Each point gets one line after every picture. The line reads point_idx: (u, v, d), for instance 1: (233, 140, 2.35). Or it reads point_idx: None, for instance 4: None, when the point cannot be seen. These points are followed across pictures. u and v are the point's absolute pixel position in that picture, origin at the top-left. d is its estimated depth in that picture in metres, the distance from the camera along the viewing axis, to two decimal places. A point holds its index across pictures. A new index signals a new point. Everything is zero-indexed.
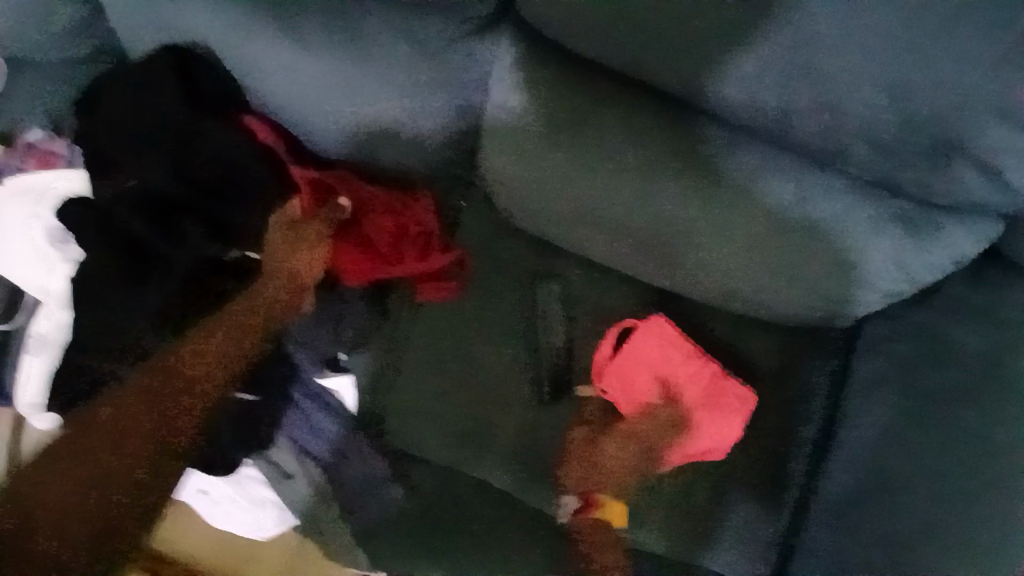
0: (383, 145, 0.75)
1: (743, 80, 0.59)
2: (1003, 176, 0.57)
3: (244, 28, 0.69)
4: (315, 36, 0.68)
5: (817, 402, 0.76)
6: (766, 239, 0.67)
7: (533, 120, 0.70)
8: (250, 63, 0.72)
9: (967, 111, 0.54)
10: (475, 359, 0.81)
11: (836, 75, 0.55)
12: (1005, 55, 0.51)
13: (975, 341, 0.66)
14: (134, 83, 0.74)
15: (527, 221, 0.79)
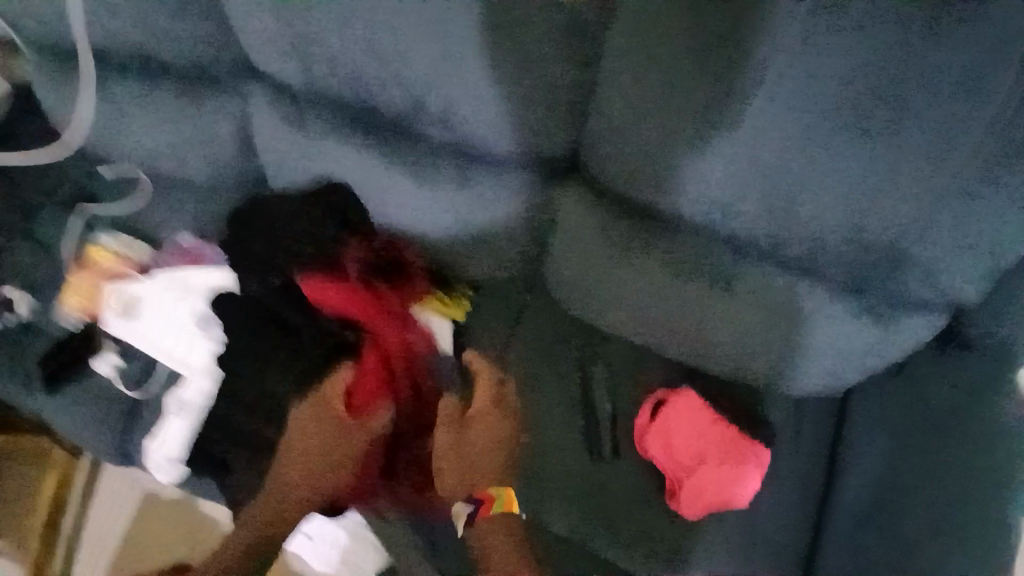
0: (466, 247, 0.99)
1: (747, 212, 0.80)
2: (945, 280, 0.77)
3: (368, 161, 0.95)
4: (432, 176, 0.94)
5: (822, 456, 0.93)
6: (769, 325, 0.88)
7: (584, 232, 0.92)
8: (371, 189, 0.98)
9: (911, 235, 0.74)
10: (537, 420, 0.99)
11: (812, 209, 0.75)
12: (939, 196, 0.70)
13: (941, 401, 0.84)
14: (288, 206, 1.00)
15: (577, 307, 1.00)
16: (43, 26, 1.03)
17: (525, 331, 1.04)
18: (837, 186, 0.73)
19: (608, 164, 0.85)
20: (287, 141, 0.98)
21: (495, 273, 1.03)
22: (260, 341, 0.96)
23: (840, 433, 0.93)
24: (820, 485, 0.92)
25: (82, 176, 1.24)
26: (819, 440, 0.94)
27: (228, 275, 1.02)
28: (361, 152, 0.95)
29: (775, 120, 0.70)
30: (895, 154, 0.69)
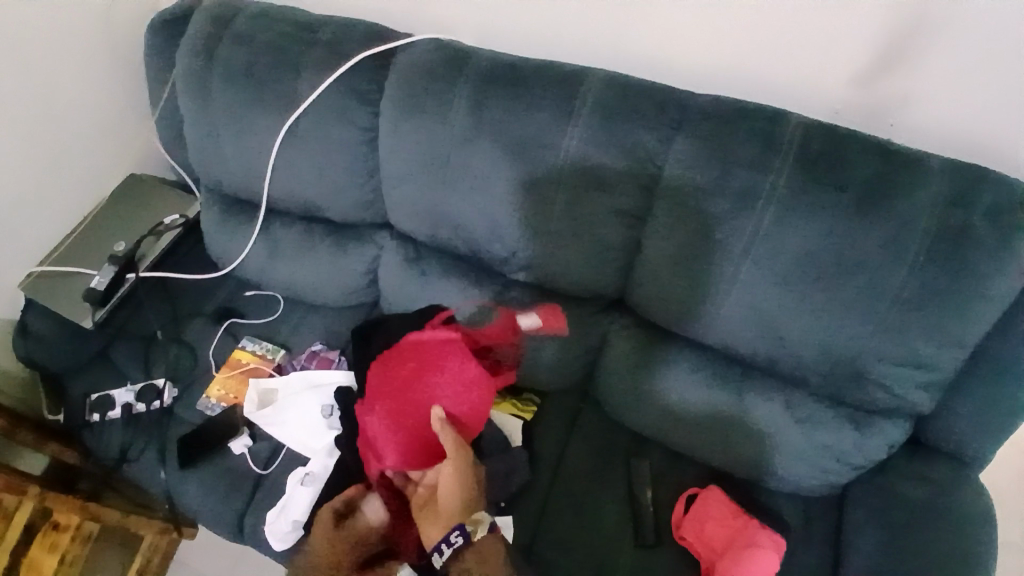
0: (532, 359, 1.28)
1: (743, 339, 1.09)
2: (900, 392, 1.02)
3: (465, 292, 1.30)
4: (515, 305, 1.27)
5: (832, 549, 1.11)
6: (772, 428, 1.12)
7: (624, 350, 1.22)
8: (462, 312, 1.31)
9: (866, 357, 1.01)
10: (592, 509, 1.18)
11: (792, 337, 1.04)
12: (883, 327, 0.98)
13: (919, 493, 1.04)
14: (401, 324, 1.31)
15: (619, 411, 1.25)
16: (235, 188, 1.43)
17: (579, 433, 1.29)
18: (814, 321, 1.01)
19: (643, 297, 1.17)
20: (409, 276, 1.35)
21: (556, 384, 1.30)
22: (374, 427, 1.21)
23: (842, 528, 1.12)
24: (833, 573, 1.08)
25: (226, 296, 1.59)
26: (829, 536, 1.12)
27: (346, 373, 1.32)
28: (463, 288, 1.30)
29: (765, 274, 1.02)
30: (850, 298, 0.98)
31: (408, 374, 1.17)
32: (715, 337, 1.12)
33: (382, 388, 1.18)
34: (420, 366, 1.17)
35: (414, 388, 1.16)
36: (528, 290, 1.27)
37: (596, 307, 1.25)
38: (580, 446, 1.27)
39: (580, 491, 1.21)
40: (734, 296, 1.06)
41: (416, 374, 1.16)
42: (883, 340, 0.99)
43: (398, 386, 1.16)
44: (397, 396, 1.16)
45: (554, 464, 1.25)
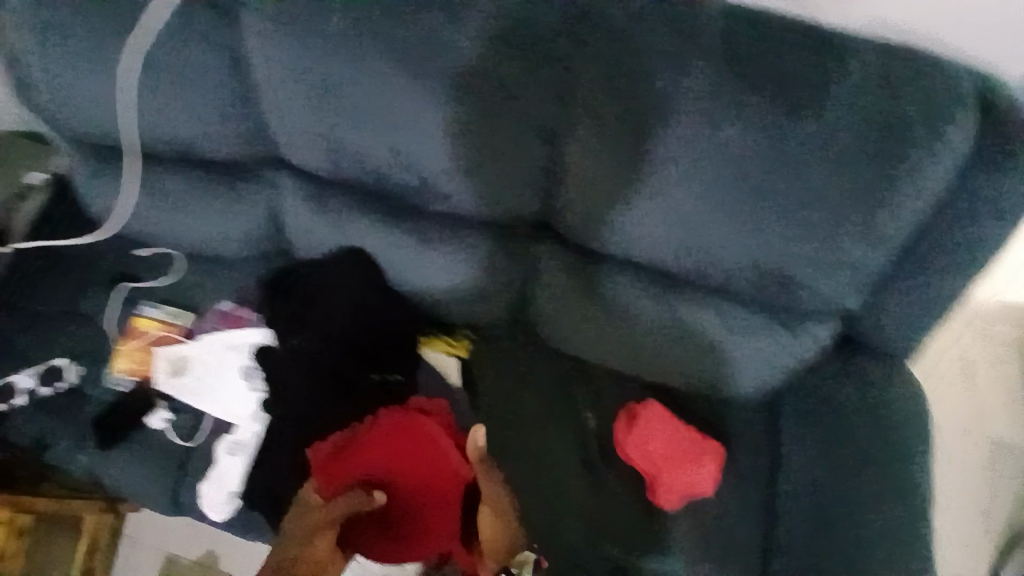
0: (462, 296, 1.20)
1: (674, 257, 1.05)
2: (827, 294, 1.01)
3: (379, 230, 1.18)
4: (437, 241, 1.16)
5: (765, 445, 1.15)
6: (708, 341, 1.10)
7: (557, 278, 1.15)
8: (379, 253, 1.20)
9: (794, 265, 0.98)
10: (537, 439, 1.17)
11: (720, 250, 1.00)
12: (811, 232, 0.94)
13: (844, 391, 1.07)
14: (317, 274, 1.19)
15: (557, 340, 1.21)
16: (97, 134, 1.22)
17: (521, 364, 1.24)
18: (744, 232, 0.96)
19: (570, 221, 1.09)
20: (315, 218, 1.20)
21: (492, 318, 1.23)
22: (307, 385, 1.12)
23: (774, 425, 1.15)
24: (766, 468, 1.13)
25: (119, 257, 1.42)
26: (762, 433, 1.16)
27: (264, 331, 1.18)
28: (380, 227, 1.18)
29: (695, 189, 0.95)
30: (781, 205, 0.93)
31: (407, 462, 1.07)
32: (650, 256, 1.07)
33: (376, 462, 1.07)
34: (423, 456, 1.08)
35: (431, 474, 1.07)
36: (449, 223, 1.16)
37: (525, 238, 1.16)
38: (520, 377, 1.22)
39: (523, 423, 1.18)
40: (665, 213, 0.99)
41: (437, 462, 1.07)
42: (813, 246, 0.95)
43: (394, 469, 1.07)
44: (388, 474, 1.07)
45: (495, 399, 1.20)
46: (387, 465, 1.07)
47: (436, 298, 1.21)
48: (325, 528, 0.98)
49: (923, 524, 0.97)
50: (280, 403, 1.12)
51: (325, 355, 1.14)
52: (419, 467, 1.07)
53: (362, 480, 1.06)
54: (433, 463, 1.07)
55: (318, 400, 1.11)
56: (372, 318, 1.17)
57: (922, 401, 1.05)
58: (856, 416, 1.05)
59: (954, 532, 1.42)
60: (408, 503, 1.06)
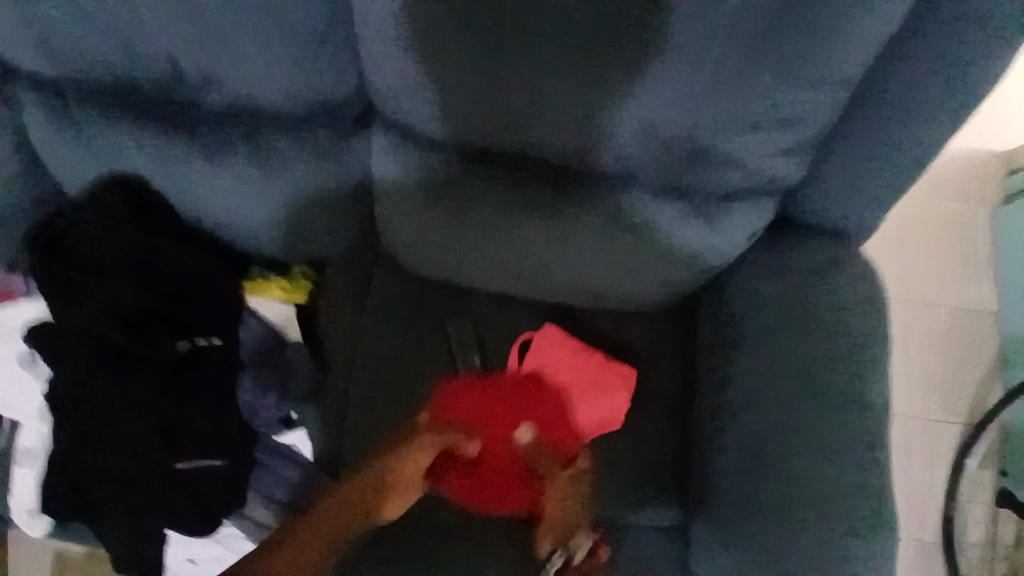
0: (282, 227, 0.88)
1: (548, 139, 0.75)
2: (750, 164, 0.74)
3: (140, 146, 0.82)
4: (221, 156, 0.82)
5: (684, 361, 0.93)
6: (609, 245, 0.82)
7: (403, 181, 0.82)
8: (156, 180, 0.85)
9: (705, 129, 0.70)
10: (409, 389, 0.90)
11: (606, 120, 0.71)
12: (729, 74, 0.65)
13: (780, 289, 0.82)
14: (76, 221, 0.87)
15: (419, 265, 0.90)
16: None
17: (377, 300, 0.94)
18: (634, 87, 0.67)
19: (402, 104, 0.77)
20: (49, 140, 0.84)
21: (333, 249, 0.93)
22: (76, 376, 0.82)
23: (693, 336, 0.92)
24: (686, 389, 0.92)
25: None
26: (679, 346, 0.94)
27: (39, 302, 0.91)
28: (144, 141, 0.82)
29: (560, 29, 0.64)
30: (685, 36, 0.62)
31: (522, 414, 0.87)
32: (515, 143, 0.77)
33: (487, 406, 0.88)
34: (542, 413, 0.87)
35: (551, 432, 0.87)
36: (230, 126, 0.81)
37: (362, 143, 0.83)
38: (376, 315, 0.93)
39: (386, 376, 0.91)
40: (518, 74, 0.68)
41: (556, 423, 0.87)
42: (728, 98, 0.67)
43: (504, 419, 0.87)
44: (498, 420, 0.87)
45: (348, 347, 0.92)
46: (504, 411, 0.87)
47: (247, 230, 0.89)
48: (402, 466, 0.84)
49: (888, 444, 0.75)
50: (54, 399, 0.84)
51: (96, 328, 0.83)
52: (541, 423, 0.87)
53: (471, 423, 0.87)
54: (556, 420, 0.87)
55: (97, 386, 0.82)
56: (167, 268, 0.87)
57: (876, 286, 0.81)
58: (799, 317, 0.80)
59: (910, 416, 1.24)
60: (514, 465, 0.86)
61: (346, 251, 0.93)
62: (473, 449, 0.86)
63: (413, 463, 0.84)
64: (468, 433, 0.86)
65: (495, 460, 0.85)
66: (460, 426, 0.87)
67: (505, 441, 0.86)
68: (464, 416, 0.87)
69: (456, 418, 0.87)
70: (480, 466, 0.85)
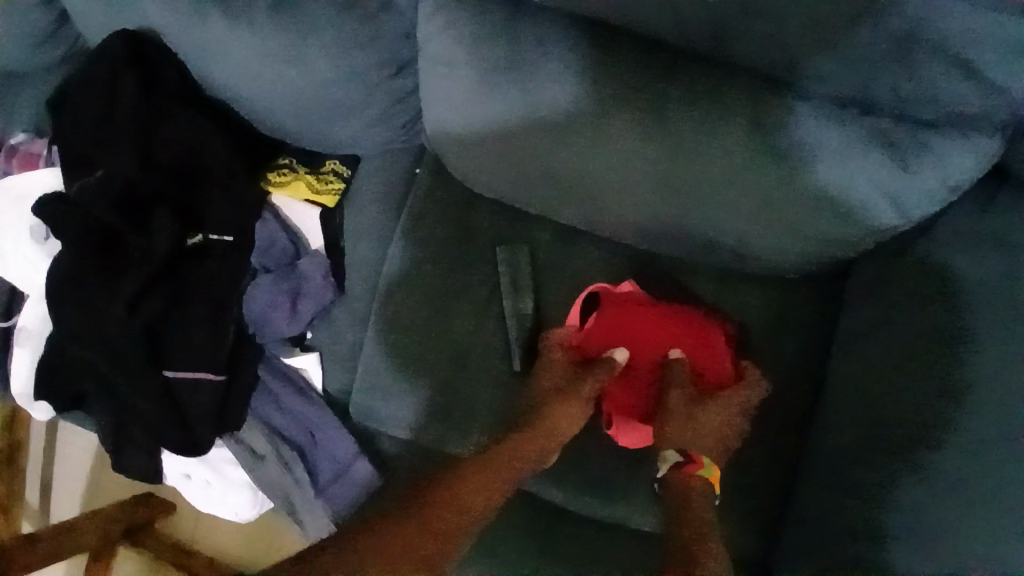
0: (316, 115, 0.71)
1: (690, 15, 0.55)
2: (984, 68, 0.50)
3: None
4: (250, 10, 0.66)
5: (799, 348, 0.71)
6: (744, 173, 0.61)
7: (472, 65, 0.62)
8: (176, 42, 0.70)
9: (925, 1, 0.50)
10: (447, 330, 0.74)
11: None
12: None
13: (976, 272, 0.58)
14: (96, 77, 0.75)
15: (477, 181, 0.73)
16: None
17: (409, 221, 0.75)
18: None
19: None
20: None
21: (372, 149, 0.75)
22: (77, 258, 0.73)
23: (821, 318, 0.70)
24: (798, 385, 0.71)
25: None
26: (795, 328, 0.72)
27: (56, 172, 0.81)
28: None
29: None
30: None
31: (656, 345, 0.70)
32: (626, 15, 0.57)
33: (617, 329, 0.70)
34: (683, 342, 0.69)
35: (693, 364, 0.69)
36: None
37: (423, 10, 0.63)
38: (415, 235, 0.74)
39: (412, 313, 0.74)
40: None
41: (701, 352, 0.69)
42: None
43: (637, 346, 0.70)
44: (632, 343, 0.70)
45: (377, 268, 0.76)
46: (654, 328, 0.69)
47: (273, 114, 0.72)
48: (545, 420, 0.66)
49: None
50: (55, 279, 0.74)
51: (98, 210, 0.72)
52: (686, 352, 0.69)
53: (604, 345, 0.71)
54: (706, 348, 0.69)
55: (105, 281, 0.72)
56: (189, 148, 0.74)
57: None
58: (985, 312, 0.57)
59: None
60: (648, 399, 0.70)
61: (392, 154, 0.77)
62: (621, 357, 0.69)
63: (573, 398, 0.67)
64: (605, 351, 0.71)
65: (630, 391, 0.70)
66: (591, 345, 0.71)
67: (648, 367, 0.71)
68: (597, 335, 0.71)
69: (587, 335, 0.72)
70: (614, 392, 0.70)
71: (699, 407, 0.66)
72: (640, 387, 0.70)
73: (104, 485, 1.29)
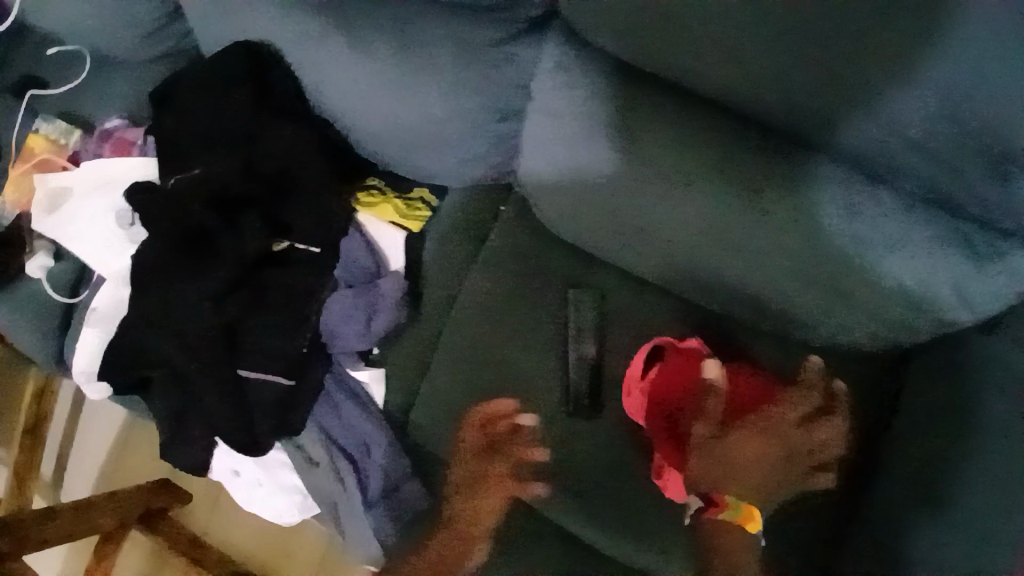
0: (413, 143, 0.75)
1: (793, 105, 0.59)
2: None
3: (285, 11, 0.72)
4: (370, 37, 0.69)
5: (855, 423, 0.73)
6: (827, 252, 0.65)
7: (584, 123, 0.69)
8: (293, 61, 0.76)
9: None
10: (512, 362, 0.77)
11: (883, 87, 0.54)
12: None
13: None
14: (205, 80, 0.79)
15: (563, 226, 0.77)
16: None
17: (491, 252, 0.80)
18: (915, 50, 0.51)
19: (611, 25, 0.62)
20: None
21: (461, 177, 0.79)
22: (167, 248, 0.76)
23: (878, 396, 0.73)
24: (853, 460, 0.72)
25: (29, 58, 1.08)
26: (853, 404, 0.73)
27: (150, 163, 0.85)
28: (288, 10, 0.71)
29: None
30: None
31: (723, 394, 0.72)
32: (732, 93, 0.62)
33: (687, 378, 0.73)
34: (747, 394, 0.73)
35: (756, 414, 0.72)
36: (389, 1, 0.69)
37: (543, 66, 0.70)
38: (496, 267, 0.79)
39: (483, 341, 0.77)
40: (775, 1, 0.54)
41: (763, 405, 0.72)
42: None
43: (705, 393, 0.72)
44: (701, 389, 0.72)
45: (457, 290, 0.81)
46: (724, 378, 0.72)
47: (373, 139, 0.77)
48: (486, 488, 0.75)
49: None
50: (140, 265, 0.77)
51: (197, 208, 0.76)
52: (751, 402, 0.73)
53: (673, 389, 0.73)
54: (769, 402, 0.72)
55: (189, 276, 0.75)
56: (285, 157, 0.78)
57: None
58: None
59: None
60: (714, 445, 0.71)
61: (485, 189, 0.82)
62: (529, 421, 0.76)
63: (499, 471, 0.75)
64: (671, 396, 0.73)
65: (695, 436, 0.72)
66: (659, 390, 0.73)
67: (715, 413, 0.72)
68: (664, 382, 0.73)
69: (655, 381, 0.73)
70: (678, 436, 0.72)
71: (766, 453, 0.70)
72: (706, 434, 0.72)
73: (125, 465, 1.30)
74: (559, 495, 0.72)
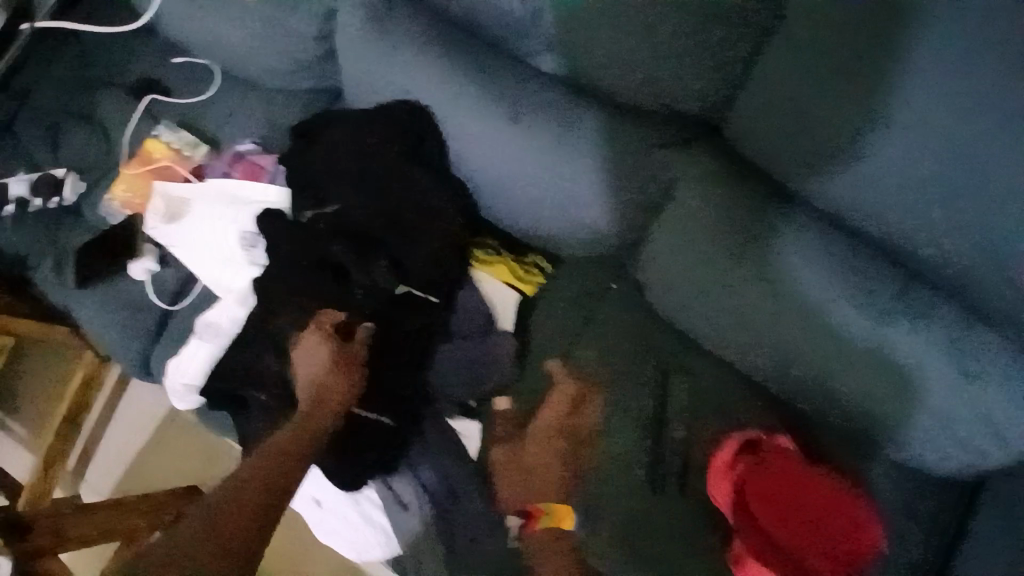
0: (544, 211, 0.81)
1: (921, 242, 0.61)
2: None
3: (451, 81, 0.80)
4: (526, 116, 0.77)
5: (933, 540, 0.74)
6: (925, 382, 0.66)
7: (707, 220, 0.73)
8: (444, 122, 0.82)
9: None
10: (604, 431, 0.80)
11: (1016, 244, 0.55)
12: None
13: None
14: (355, 127, 0.84)
15: (672, 309, 0.80)
16: None
17: (596, 323, 0.85)
18: None
19: (752, 140, 0.69)
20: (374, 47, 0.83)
21: (577, 247, 0.84)
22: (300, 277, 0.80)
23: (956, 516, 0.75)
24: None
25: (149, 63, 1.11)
26: (933, 522, 0.75)
27: (280, 191, 0.88)
28: (453, 80, 0.80)
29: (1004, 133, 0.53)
30: None
31: (813, 500, 0.72)
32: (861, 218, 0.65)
33: (776, 478, 0.73)
34: (838, 505, 0.71)
35: (845, 526, 0.71)
36: (554, 92, 0.77)
37: (679, 163, 0.75)
38: (600, 338, 0.84)
39: (581, 407, 0.81)
40: (932, 148, 0.56)
41: (853, 518, 0.71)
42: None
43: (794, 495, 0.72)
44: (790, 491, 0.72)
45: (562, 355, 0.84)
46: (811, 483, 0.73)
47: (505, 202, 0.83)
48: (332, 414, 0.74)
49: None
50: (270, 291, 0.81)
51: (336, 244, 0.80)
52: (840, 513, 0.71)
53: (761, 487, 0.73)
54: (857, 515, 0.72)
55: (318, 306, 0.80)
56: (417, 206, 0.82)
57: None
58: None
59: None
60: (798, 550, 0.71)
61: (596, 262, 0.87)
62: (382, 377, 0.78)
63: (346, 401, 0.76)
64: (758, 492, 0.73)
65: (781, 539, 0.71)
66: (744, 484, 0.74)
67: (803, 517, 0.71)
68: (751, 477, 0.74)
69: (741, 474, 0.74)
70: (761, 536, 0.72)
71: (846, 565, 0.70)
72: (793, 538, 0.71)
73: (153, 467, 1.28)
74: (532, 528, 0.79)
